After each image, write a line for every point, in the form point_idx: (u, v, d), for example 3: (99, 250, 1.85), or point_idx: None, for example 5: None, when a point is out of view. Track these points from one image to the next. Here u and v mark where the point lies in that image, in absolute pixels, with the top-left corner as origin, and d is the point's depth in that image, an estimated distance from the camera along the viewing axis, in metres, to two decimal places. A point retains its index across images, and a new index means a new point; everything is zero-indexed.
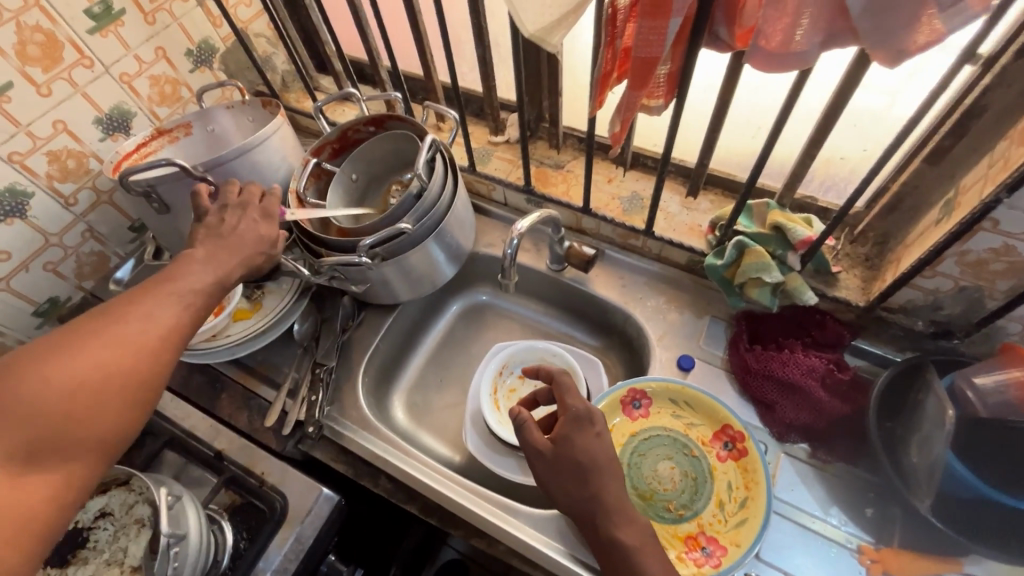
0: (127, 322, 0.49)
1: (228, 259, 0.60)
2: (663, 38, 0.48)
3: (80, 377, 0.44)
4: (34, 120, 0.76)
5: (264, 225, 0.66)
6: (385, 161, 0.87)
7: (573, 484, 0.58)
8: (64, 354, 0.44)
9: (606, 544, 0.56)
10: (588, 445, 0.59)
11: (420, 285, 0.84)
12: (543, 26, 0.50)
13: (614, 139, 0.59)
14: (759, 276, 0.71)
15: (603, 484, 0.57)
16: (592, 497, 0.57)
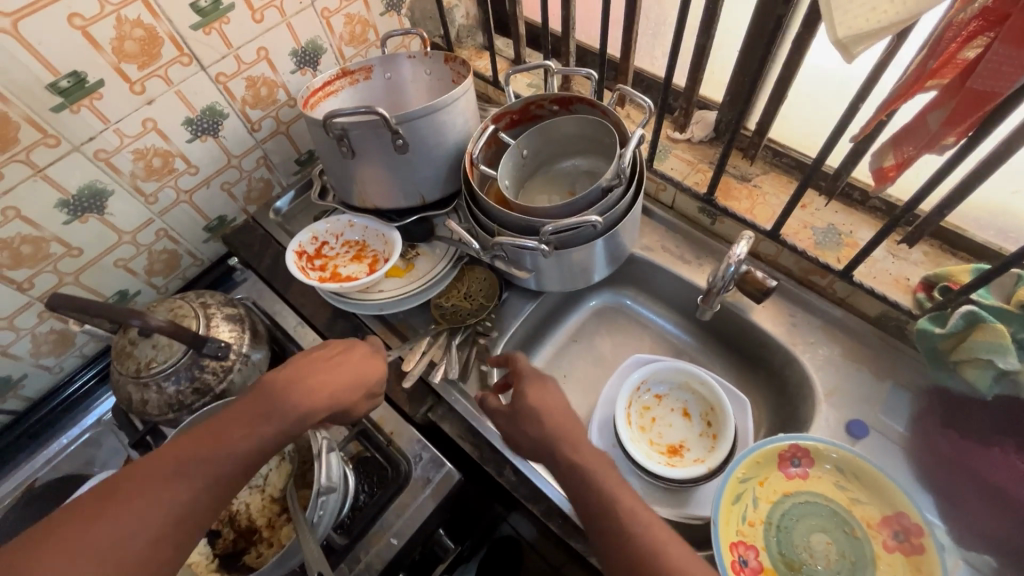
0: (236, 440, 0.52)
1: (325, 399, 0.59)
2: (1020, 72, 0.39)
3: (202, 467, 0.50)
4: (243, 44, 0.77)
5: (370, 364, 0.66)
6: (560, 144, 0.82)
7: (531, 429, 0.61)
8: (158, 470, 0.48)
9: (565, 470, 0.56)
10: (536, 393, 0.63)
11: (573, 280, 0.79)
12: (856, 32, 0.42)
13: (882, 174, 0.52)
14: (988, 357, 0.60)
15: (555, 425, 0.60)
16: (545, 437, 0.59)
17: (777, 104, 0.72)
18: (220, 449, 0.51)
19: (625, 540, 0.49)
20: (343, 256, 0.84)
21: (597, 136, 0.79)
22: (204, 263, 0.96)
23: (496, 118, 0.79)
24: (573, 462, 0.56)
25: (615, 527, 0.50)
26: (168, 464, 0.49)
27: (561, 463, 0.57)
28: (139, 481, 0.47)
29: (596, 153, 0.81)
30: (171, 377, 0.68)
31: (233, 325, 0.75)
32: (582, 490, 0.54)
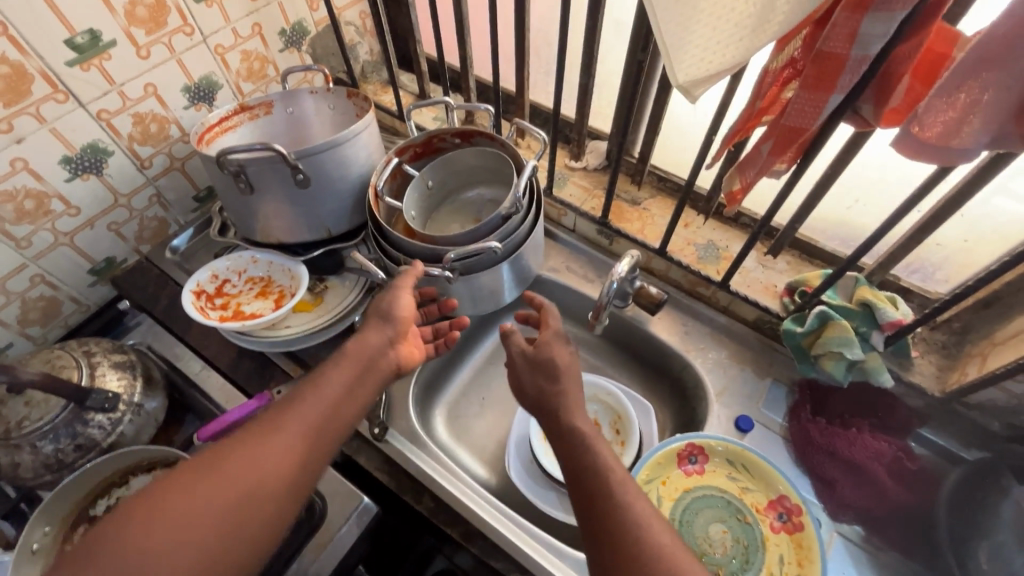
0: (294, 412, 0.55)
1: (357, 359, 0.63)
2: (820, 111, 0.47)
3: (270, 442, 0.52)
4: (127, 81, 0.75)
5: (376, 330, 0.67)
6: (464, 174, 0.86)
7: (537, 389, 0.63)
8: (233, 452, 0.51)
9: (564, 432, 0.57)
10: (554, 358, 0.64)
11: (484, 304, 0.82)
12: (692, 78, 0.49)
13: (731, 198, 0.59)
14: (839, 350, 0.69)
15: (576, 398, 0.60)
16: (553, 402, 0.60)
17: (655, 135, 0.80)
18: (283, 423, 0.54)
19: (621, 537, 0.46)
20: (247, 292, 0.82)
21: (496, 166, 0.83)
22: (90, 309, 0.89)
23: (399, 150, 0.81)
24: (584, 434, 0.56)
25: (619, 520, 0.47)
26: (242, 442, 0.52)
27: (567, 437, 0.57)
28: (209, 459, 0.50)
29: (498, 183, 0.85)
30: (48, 435, 0.63)
31: (122, 373, 0.70)
32: (584, 478, 0.52)
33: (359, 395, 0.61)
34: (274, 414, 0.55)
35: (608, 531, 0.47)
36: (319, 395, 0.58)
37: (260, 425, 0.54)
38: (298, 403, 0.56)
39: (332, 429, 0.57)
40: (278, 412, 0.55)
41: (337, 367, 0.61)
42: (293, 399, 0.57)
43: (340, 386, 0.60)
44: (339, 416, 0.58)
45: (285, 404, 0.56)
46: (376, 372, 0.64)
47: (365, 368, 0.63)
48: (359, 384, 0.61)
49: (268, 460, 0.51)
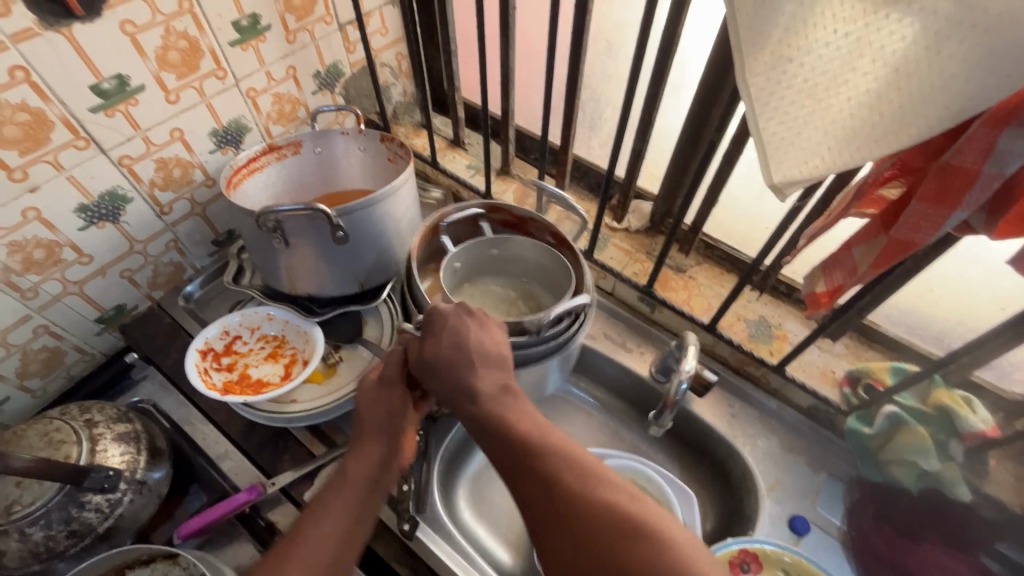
0: (301, 552, 0.47)
1: (361, 478, 0.53)
2: (937, 227, 0.42)
3: None
4: (153, 126, 0.70)
5: (374, 444, 0.56)
6: (525, 268, 0.78)
7: (438, 384, 0.53)
8: None
9: (490, 427, 0.50)
10: (438, 348, 0.53)
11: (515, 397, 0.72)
12: (790, 178, 0.43)
13: (814, 300, 0.54)
14: (914, 459, 0.65)
15: (470, 378, 0.52)
16: (464, 385, 0.52)
17: (710, 205, 0.75)
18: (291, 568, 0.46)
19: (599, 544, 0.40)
20: (256, 352, 0.76)
21: (562, 283, 0.74)
22: (95, 358, 0.83)
23: (494, 207, 0.78)
24: (504, 419, 0.50)
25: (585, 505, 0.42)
26: None
27: (488, 424, 0.50)
28: None
29: (549, 289, 0.77)
30: (39, 521, 0.57)
31: (125, 446, 0.64)
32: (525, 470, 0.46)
33: (365, 525, 0.52)
34: (276, 561, 0.47)
35: (574, 516, 0.42)
36: (318, 537, 0.49)
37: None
38: (299, 543, 0.48)
39: (339, 575, 0.48)
40: (278, 561, 0.47)
41: (336, 499, 0.52)
42: (288, 552, 0.48)
43: (342, 522, 0.51)
44: (348, 554, 0.50)
45: (280, 564, 0.47)
46: (380, 495, 0.54)
47: (369, 492, 0.53)
48: (370, 508, 0.53)
49: None
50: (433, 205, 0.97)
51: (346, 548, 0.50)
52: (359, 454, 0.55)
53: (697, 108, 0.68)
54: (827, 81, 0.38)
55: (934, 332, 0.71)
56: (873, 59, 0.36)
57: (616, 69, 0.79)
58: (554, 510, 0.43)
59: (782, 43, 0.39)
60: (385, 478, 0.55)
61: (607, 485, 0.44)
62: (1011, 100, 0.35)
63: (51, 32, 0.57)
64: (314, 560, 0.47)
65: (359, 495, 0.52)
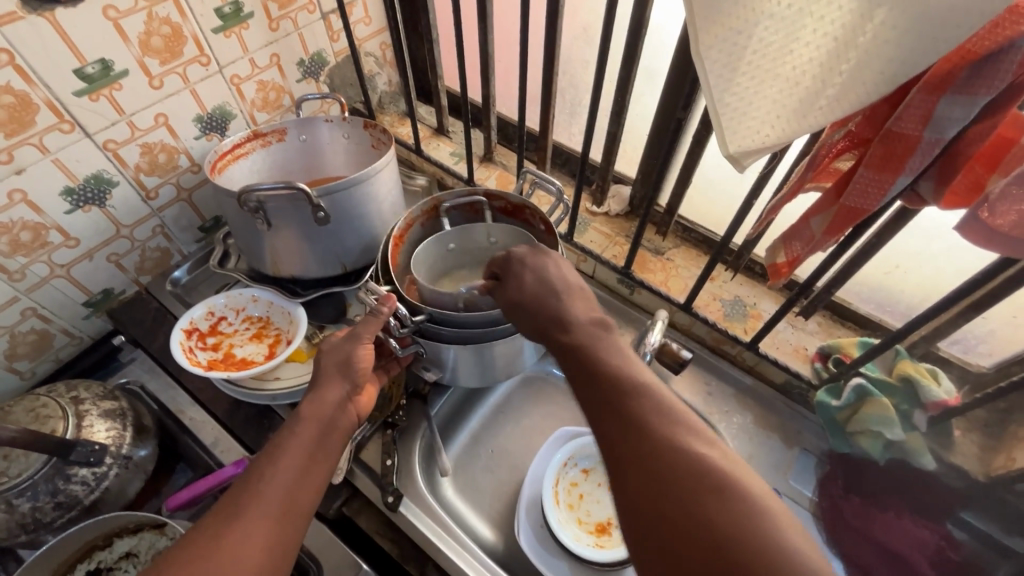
0: (261, 482, 0.49)
1: (322, 417, 0.56)
2: (884, 193, 0.43)
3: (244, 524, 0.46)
4: (138, 111, 0.72)
5: (335, 386, 0.59)
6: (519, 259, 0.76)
7: (534, 316, 0.54)
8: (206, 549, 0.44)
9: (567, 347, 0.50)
10: (523, 285, 0.55)
11: (492, 373, 0.74)
12: (745, 148, 0.45)
13: (775, 271, 0.56)
14: (879, 428, 0.66)
15: (569, 314, 0.52)
16: (555, 312, 0.52)
17: (684, 187, 0.77)
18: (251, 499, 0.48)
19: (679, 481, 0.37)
20: (242, 333, 0.77)
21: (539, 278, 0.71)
22: (83, 342, 0.84)
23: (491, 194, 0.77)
24: (594, 351, 0.48)
25: (656, 444, 0.40)
26: (210, 531, 0.46)
27: (580, 353, 0.48)
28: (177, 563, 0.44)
29: None
30: (26, 493, 0.58)
31: (111, 423, 0.65)
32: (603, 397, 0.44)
33: (326, 459, 0.54)
34: (237, 493, 0.49)
35: (650, 453, 0.39)
36: (280, 472, 0.50)
37: (214, 526, 0.46)
38: (258, 474, 0.50)
39: (298, 509, 0.50)
40: (237, 494, 0.49)
41: (296, 433, 0.54)
42: (250, 483, 0.49)
43: (300, 457, 0.52)
44: (308, 484, 0.51)
45: (240, 495, 0.48)
46: (337, 437, 0.57)
47: (327, 433, 0.56)
48: (333, 441, 0.56)
49: (247, 545, 0.45)
50: (418, 192, 0.98)
51: (305, 484, 0.51)
52: (321, 392, 0.58)
53: (669, 91, 0.69)
54: (774, 52, 0.40)
55: (901, 308, 0.74)
56: (814, 29, 0.38)
57: (593, 54, 0.81)
58: (633, 442, 0.40)
59: (732, 16, 0.41)
60: (344, 417, 0.58)
61: (694, 431, 0.40)
62: (943, 65, 0.37)
63: (34, 16, 0.58)
64: (272, 493, 0.49)
65: (321, 430, 0.55)
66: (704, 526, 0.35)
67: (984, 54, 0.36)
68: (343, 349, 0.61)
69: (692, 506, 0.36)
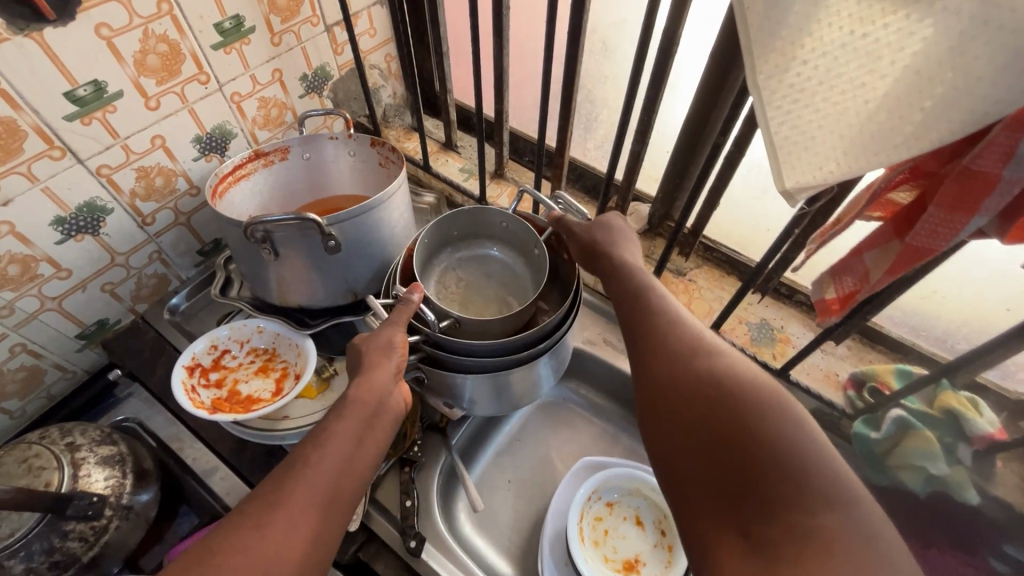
0: (305, 473, 0.44)
1: (363, 408, 0.51)
2: (955, 233, 0.40)
3: (288, 517, 0.42)
4: (133, 133, 0.67)
5: (375, 368, 0.54)
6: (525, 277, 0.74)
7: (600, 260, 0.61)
8: (248, 541, 0.40)
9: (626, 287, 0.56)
10: (618, 256, 0.60)
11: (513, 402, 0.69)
12: (802, 184, 0.42)
13: (824, 307, 0.53)
14: (923, 463, 0.64)
15: (616, 268, 0.59)
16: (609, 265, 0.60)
17: (710, 207, 0.74)
18: (296, 489, 0.43)
19: (710, 380, 0.43)
20: (246, 367, 0.72)
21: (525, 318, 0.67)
22: (77, 376, 0.80)
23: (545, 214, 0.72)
24: (642, 289, 0.55)
25: (690, 372, 0.44)
26: (251, 520, 0.42)
27: (632, 311, 0.53)
28: (214, 556, 0.39)
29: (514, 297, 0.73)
30: (19, 553, 0.54)
31: (110, 470, 0.61)
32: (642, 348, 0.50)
33: (370, 451, 0.49)
34: (279, 480, 0.44)
35: (688, 366, 0.45)
36: (314, 467, 0.45)
37: (243, 533, 0.41)
38: (303, 463, 0.45)
39: (335, 507, 0.45)
40: (279, 481, 0.44)
41: (340, 420, 0.49)
42: (294, 468, 0.45)
43: (334, 451, 0.47)
44: (352, 480, 0.47)
45: (269, 499, 0.43)
46: (381, 425, 0.52)
47: (365, 420, 0.50)
48: (375, 433, 0.51)
49: (293, 540, 0.41)
50: (426, 211, 0.94)
51: (349, 470, 0.47)
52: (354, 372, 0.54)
53: (696, 110, 0.66)
54: (842, 84, 0.37)
55: (937, 333, 0.71)
56: (892, 61, 0.34)
57: (612, 69, 0.78)
58: (677, 359, 0.46)
59: (795, 44, 0.38)
60: (388, 404, 0.53)
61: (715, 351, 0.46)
62: None
63: (21, 37, 0.54)
64: (320, 477, 0.45)
65: (361, 419, 0.50)
66: (724, 407, 0.41)
67: None
68: (387, 329, 0.56)
69: (723, 403, 0.41)
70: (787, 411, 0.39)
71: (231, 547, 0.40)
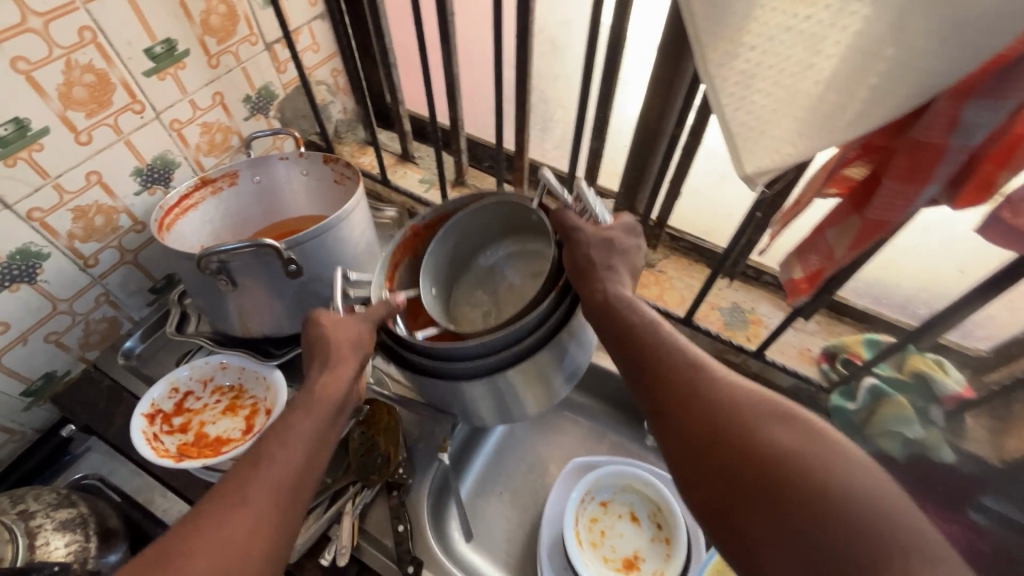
0: (261, 468, 0.41)
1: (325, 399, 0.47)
2: (909, 204, 0.41)
3: (245, 517, 0.39)
4: (65, 172, 0.63)
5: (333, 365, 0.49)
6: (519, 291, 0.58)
7: (576, 261, 0.50)
8: (198, 541, 0.37)
9: (616, 306, 0.47)
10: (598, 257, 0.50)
11: (517, 404, 0.59)
12: (762, 168, 0.42)
13: (793, 287, 0.54)
14: (898, 428, 0.65)
15: (607, 283, 0.49)
16: (595, 279, 0.49)
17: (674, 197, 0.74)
18: (252, 486, 0.40)
19: (760, 454, 0.36)
20: (212, 407, 0.68)
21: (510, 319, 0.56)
22: (26, 437, 0.74)
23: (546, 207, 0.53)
24: (641, 327, 0.46)
25: (751, 446, 0.37)
26: (205, 517, 0.38)
27: (653, 373, 0.43)
28: (164, 558, 0.36)
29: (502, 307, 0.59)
30: None
31: (70, 535, 0.56)
32: (674, 422, 0.41)
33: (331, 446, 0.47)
34: (235, 477, 0.41)
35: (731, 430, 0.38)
36: (275, 464, 0.42)
37: (199, 531, 0.38)
38: (263, 460, 0.42)
39: (301, 501, 0.42)
40: (235, 477, 0.41)
41: (301, 413, 0.45)
42: (251, 463, 0.42)
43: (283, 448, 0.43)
44: (313, 475, 0.44)
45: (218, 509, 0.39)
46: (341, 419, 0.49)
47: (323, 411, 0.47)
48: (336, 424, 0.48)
49: (250, 540, 0.38)
50: (389, 225, 0.91)
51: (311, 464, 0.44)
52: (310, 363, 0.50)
53: (648, 103, 0.66)
54: (792, 67, 0.37)
55: (899, 300, 0.73)
56: (837, 41, 0.35)
57: (563, 69, 0.78)
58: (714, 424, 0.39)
59: (743, 30, 0.38)
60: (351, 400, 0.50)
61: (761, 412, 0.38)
62: (973, 72, 0.34)
63: None
64: (279, 471, 0.42)
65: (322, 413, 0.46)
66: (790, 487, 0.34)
67: (1019, 57, 0.33)
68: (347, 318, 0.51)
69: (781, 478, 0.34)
70: (858, 482, 0.33)
71: (182, 547, 0.37)
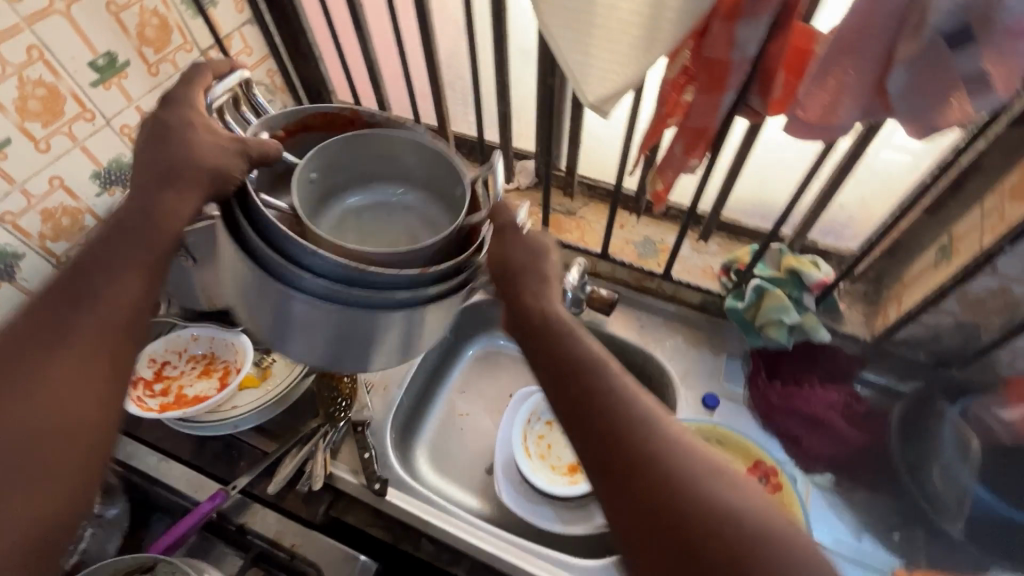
0: (102, 276, 0.42)
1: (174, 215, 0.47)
2: (717, 109, 0.52)
3: (89, 318, 0.40)
4: (30, 178, 0.71)
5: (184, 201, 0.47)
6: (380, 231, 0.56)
7: (526, 272, 0.49)
8: (44, 342, 0.39)
9: (538, 312, 0.46)
10: (531, 274, 0.49)
11: (401, 347, 0.57)
12: (602, 96, 0.53)
13: (656, 197, 0.63)
14: (780, 317, 0.76)
15: (541, 292, 0.48)
16: (526, 289, 0.48)
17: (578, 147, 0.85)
18: (93, 292, 0.41)
19: (660, 467, 0.36)
20: (189, 372, 0.77)
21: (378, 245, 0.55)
22: None
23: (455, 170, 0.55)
24: (561, 328, 0.44)
25: (654, 466, 0.36)
26: (46, 319, 0.40)
27: (564, 375, 0.41)
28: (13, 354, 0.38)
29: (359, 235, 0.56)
30: None
31: None
32: (590, 422, 0.39)
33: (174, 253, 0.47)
34: (71, 285, 0.42)
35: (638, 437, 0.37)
36: (115, 273, 0.43)
37: (42, 331, 0.39)
38: (98, 268, 0.42)
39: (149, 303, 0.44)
40: (73, 284, 0.42)
41: (137, 227, 0.45)
42: (90, 273, 0.42)
43: (101, 285, 0.42)
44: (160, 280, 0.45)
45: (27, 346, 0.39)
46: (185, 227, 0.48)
47: (150, 252, 0.45)
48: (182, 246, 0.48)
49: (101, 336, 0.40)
50: None
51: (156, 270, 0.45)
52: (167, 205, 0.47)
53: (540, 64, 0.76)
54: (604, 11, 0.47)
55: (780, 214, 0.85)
56: None
57: None
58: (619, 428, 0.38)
59: None
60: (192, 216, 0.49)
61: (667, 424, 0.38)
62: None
63: None
64: (119, 278, 0.43)
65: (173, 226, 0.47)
66: (684, 509, 0.35)
67: None
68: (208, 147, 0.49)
69: (672, 496, 0.35)
70: (739, 496, 0.36)
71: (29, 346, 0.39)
